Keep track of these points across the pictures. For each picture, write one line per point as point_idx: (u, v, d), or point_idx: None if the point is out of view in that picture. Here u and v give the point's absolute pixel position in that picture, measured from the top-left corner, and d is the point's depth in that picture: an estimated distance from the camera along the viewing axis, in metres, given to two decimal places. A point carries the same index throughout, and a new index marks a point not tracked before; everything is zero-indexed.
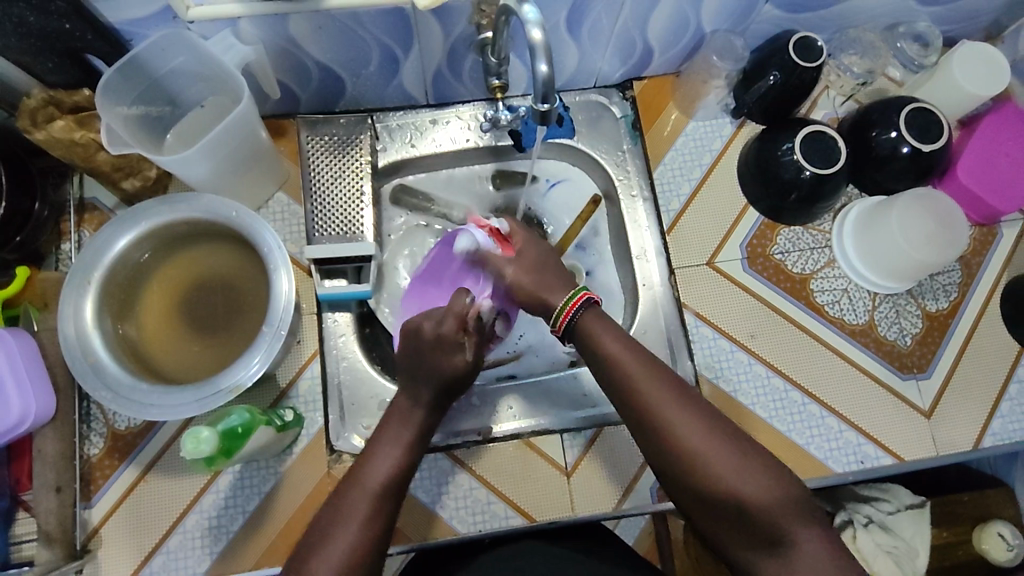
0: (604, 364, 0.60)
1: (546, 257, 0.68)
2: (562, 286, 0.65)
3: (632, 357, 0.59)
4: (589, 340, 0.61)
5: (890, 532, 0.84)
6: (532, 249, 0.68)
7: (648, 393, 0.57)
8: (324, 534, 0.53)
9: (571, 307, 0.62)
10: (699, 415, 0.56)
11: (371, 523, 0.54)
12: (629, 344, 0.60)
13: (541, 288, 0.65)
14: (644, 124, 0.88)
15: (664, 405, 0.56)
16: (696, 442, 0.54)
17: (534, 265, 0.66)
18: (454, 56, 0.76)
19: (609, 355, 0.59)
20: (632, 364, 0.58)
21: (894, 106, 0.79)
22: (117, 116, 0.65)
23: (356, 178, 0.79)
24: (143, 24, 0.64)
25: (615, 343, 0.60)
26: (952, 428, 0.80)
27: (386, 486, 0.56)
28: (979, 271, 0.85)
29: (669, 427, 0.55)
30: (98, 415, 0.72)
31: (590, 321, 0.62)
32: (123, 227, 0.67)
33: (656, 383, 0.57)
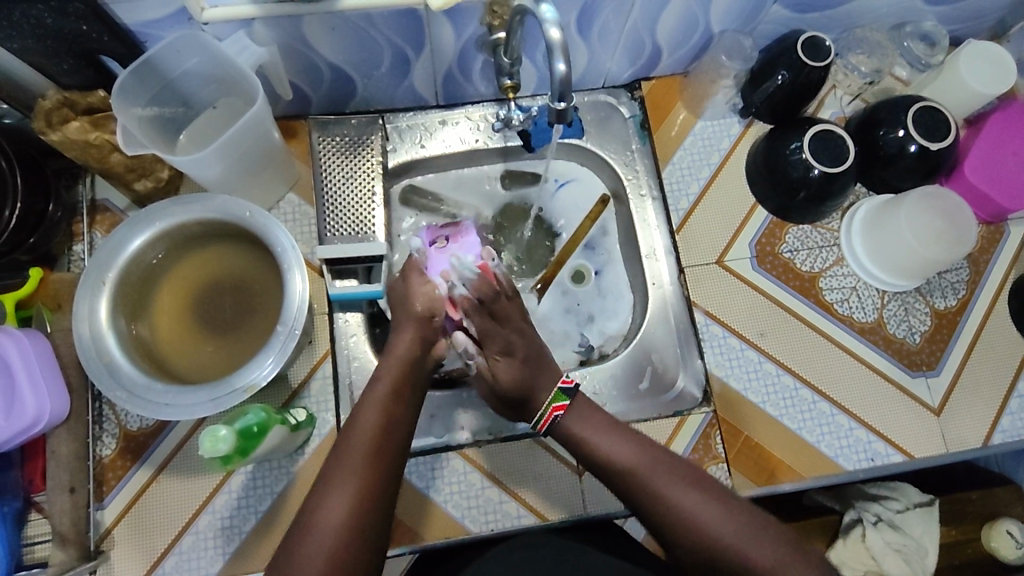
0: (596, 460, 0.64)
1: (517, 378, 0.69)
2: (543, 390, 0.69)
3: (623, 445, 0.64)
4: (577, 440, 0.66)
5: (899, 530, 0.84)
6: (502, 372, 0.69)
7: (643, 476, 0.61)
8: (318, 496, 0.56)
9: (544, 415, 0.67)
10: (694, 486, 0.60)
11: (371, 461, 0.58)
12: (608, 428, 0.66)
13: (524, 401, 0.69)
14: (652, 124, 0.88)
15: (659, 484, 0.60)
16: (696, 514, 0.58)
17: (509, 386, 0.69)
18: (465, 57, 0.76)
19: (600, 449, 0.64)
20: (623, 454, 0.63)
21: (901, 105, 0.80)
22: (131, 117, 0.66)
23: (367, 178, 0.80)
24: (157, 25, 0.65)
25: (603, 436, 0.65)
26: (962, 426, 0.80)
27: (381, 427, 0.60)
28: (986, 269, 0.85)
29: (669, 505, 0.59)
30: (110, 416, 0.72)
31: (574, 419, 0.67)
32: (137, 227, 0.68)
33: (648, 464, 0.62)
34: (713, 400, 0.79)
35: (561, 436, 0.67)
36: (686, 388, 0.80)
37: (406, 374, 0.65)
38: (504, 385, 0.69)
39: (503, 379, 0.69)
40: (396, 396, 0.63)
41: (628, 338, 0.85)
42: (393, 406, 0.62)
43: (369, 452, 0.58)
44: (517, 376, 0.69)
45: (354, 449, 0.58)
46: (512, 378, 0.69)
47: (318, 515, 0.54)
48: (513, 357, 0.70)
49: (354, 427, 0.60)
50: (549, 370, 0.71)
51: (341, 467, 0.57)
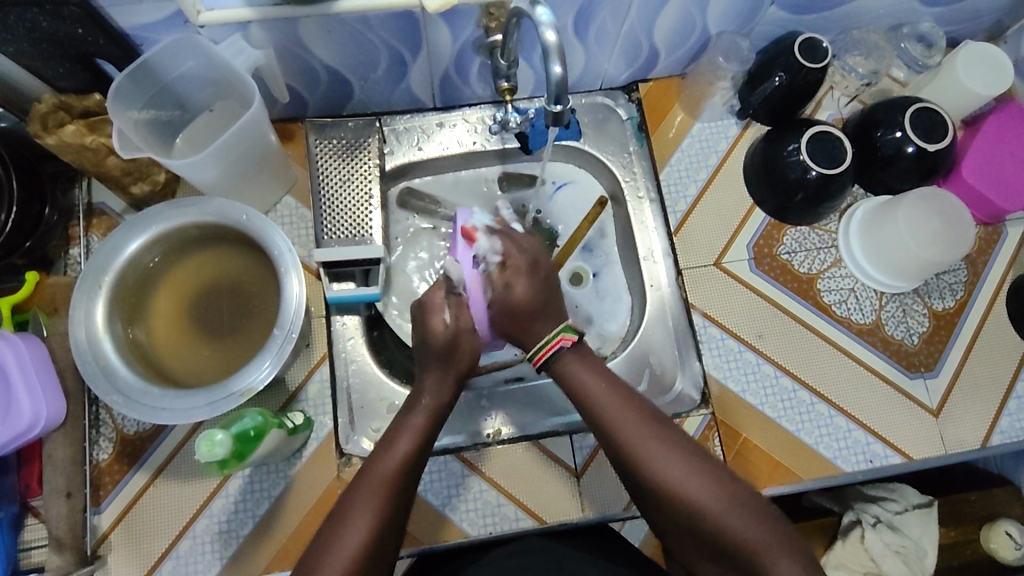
0: (586, 407, 0.60)
1: (533, 293, 0.64)
2: (546, 324, 0.63)
3: (613, 398, 0.59)
4: (568, 382, 0.61)
5: (898, 532, 0.84)
6: (518, 284, 0.64)
7: (628, 436, 0.58)
8: (335, 526, 0.54)
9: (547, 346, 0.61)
10: (681, 453, 0.57)
11: (382, 514, 0.55)
12: (607, 379, 0.60)
13: (528, 327, 0.64)
14: (650, 125, 0.88)
15: (649, 450, 0.57)
16: (678, 481, 0.56)
17: (523, 304, 0.63)
18: (462, 59, 0.76)
19: (591, 396, 0.60)
20: (611, 408, 0.59)
21: (899, 106, 0.80)
22: (127, 121, 0.65)
23: (363, 181, 0.80)
24: (153, 29, 0.64)
25: (595, 385, 0.60)
26: (961, 427, 0.80)
27: (397, 476, 0.57)
28: (985, 269, 0.85)
29: (653, 469, 0.56)
30: (106, 419, 0.72)
31: (569, 361, 0.61)
32: (134, 230, 0.67)
33: (635, 422, 0.58)
34: (711, 402, 0.79)
35: (555, 374, 0.62)
36: (684, 390, 0.80)
37: (435, 419, 0.62)
38: (517, 298, 0.63)
39: (519, 294, 0.64)
40: (421, 443, 0.59)
41: (626, 340, 0.85)
42: (415, 454, 0.58)
43: (389, 481, 0.56)
44: (534, 292, 0.64)
45: (376, 475, 0.57)
46: (529, 297, 0.64)
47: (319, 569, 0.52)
48: (532, 276, 0.65)
49: (367, 473, 0.57)
50: (563, 311, 0.65)
51: (351, 521, 0.54)
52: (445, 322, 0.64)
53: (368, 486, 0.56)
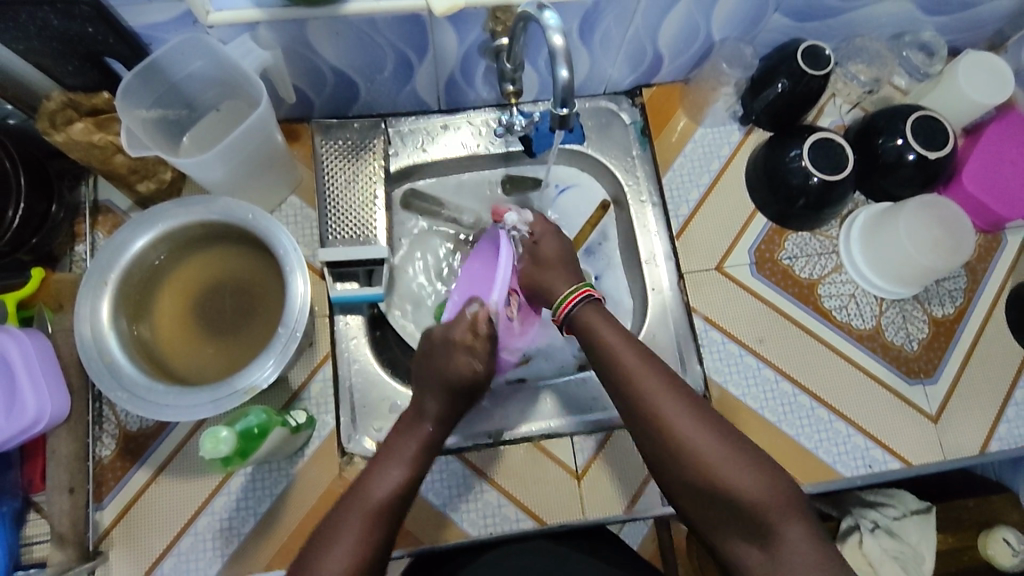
0: (603, 354, 0.64)
1: (558, 250, 0.75)
2: (566, 281, 0.72)
3: (632, 350, 0.63)
4: (588, 332, 0.66)
5: (896, 538, 0.84)
6: (548, 240, 0.75)
7: (644, 383, 0.61)
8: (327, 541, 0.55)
9: (572, 297, 0.68)
10: (692, 406, 0.59)
11: (376, 531, 0.56)
12: (625, 334, 0.65)
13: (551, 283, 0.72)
14: (653, 130, 0.89)
15: (659, 397, 0.60)
16: (687, 427, 0.58)
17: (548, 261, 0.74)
18: (467, 62, 0.76)
19: (610, 350, 0.64)
20: (631, 359, 0.62)
21: (899, 114, 0.80)
22: (135, 119, 0.66)
23: (368, 183, 0.80)
24: (163, 28, 0.65)
25: (615, 337, 0.64)
26: (960, 434, 0.80)
27: (388, 503, 0.58)
28: (984, 277, 0.86)
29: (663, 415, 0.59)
30: (110, 416, 0.73)
31: (590, 315, 0.67)
32: (140, 228, 0.68)
33: (651, 374, 0.61)
34: (712, 406, 0.80)
35: (577, 325, 0.68)
36: None
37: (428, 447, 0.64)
38: (542, 249, 0.75)
39: (545, 248, 0.75)
40: (412, 471, 0.61)
41: None
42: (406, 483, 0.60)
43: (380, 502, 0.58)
44: (556, 249, 0.75)
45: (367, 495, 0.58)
46: (553, 252, 0.75)
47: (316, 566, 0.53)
48: (549, 238, 0.76)
49: (362, 493, 0.58)
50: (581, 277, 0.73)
51: (339, 545, 0.54)
52: (472, 367, 0.66)
53: (355, 511, 0.57)
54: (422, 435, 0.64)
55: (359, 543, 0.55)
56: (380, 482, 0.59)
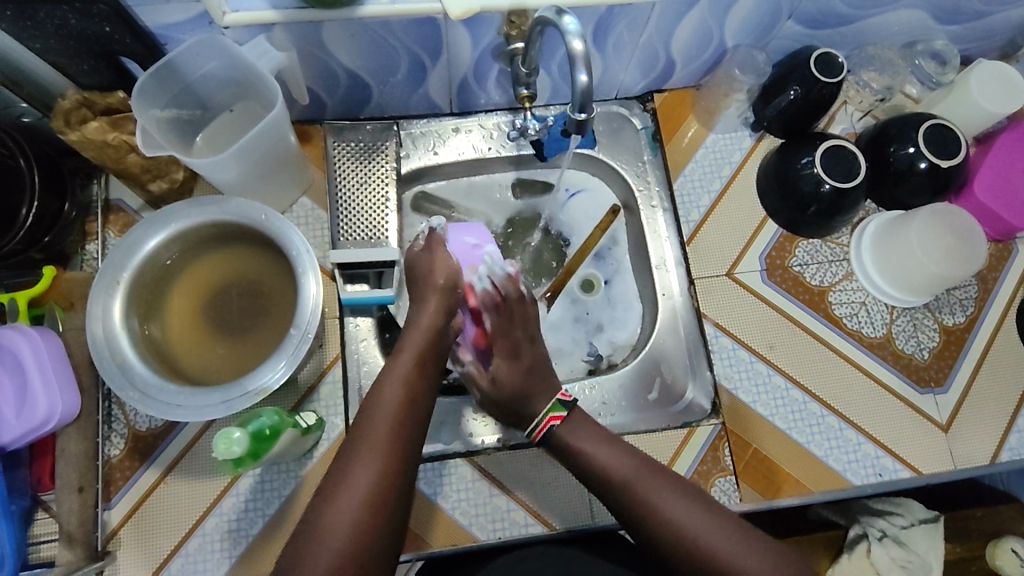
0: (589, 466, 0.65)
1: (517, 375, 0.71)
2: (541, 398, 0.70)
3: (617, 454, 0.64)
4: (568, 446, 0.67)
5: (905, 547, 0.84)
6: (504, 370, 0.72)
7: (636, 486, 0.61)
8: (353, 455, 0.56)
9: (540, 424, 0.68)
10: (688, 501, 0.60)
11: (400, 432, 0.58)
12: (599, 437, 0.66)
13: (522, 407, 0.70)
14: (664, 135, 0.89)
15: (641, 492, 0.61)
16: (687, 522, 0.58)
17: (506, 391, 0.71)
18: (480, 66, 0.76)
19: (587, 457, 0.65)
20: (616, 465, 0.63)
21: (912, 122, 0.80)
22: (151, 119, 0.66)
23: (379, 185, 0.80)
24: (179, 28, 0.65)
25: (596, 446, 0.65)
26: (971, 443, 0.80)
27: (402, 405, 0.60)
28: (995, 286, 0.86)
29: (658, 516, 0.59)
30: (119, 415, 0.72)
31: (565, 428, 0.67)
32: (153, 227, 0.68)
33: (640, 475, 0.62)
34: (722, 412, 0.79)
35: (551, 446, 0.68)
36: (694, 399, 0.81)
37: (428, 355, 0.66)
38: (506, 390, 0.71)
39: (503, 381, 0.71)
40: (403, 416, 0.59)
41: (636, 348, 0.86)
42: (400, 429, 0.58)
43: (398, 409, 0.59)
44: (515, 383, 0.71)
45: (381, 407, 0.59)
46: (513, 377, 0.71)
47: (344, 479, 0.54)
48: (518, 371, 0.71)
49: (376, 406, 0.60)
50: (553, 382, 0.72)
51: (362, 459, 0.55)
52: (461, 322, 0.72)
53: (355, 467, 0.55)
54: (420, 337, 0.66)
55: (369, 497, 0.53)
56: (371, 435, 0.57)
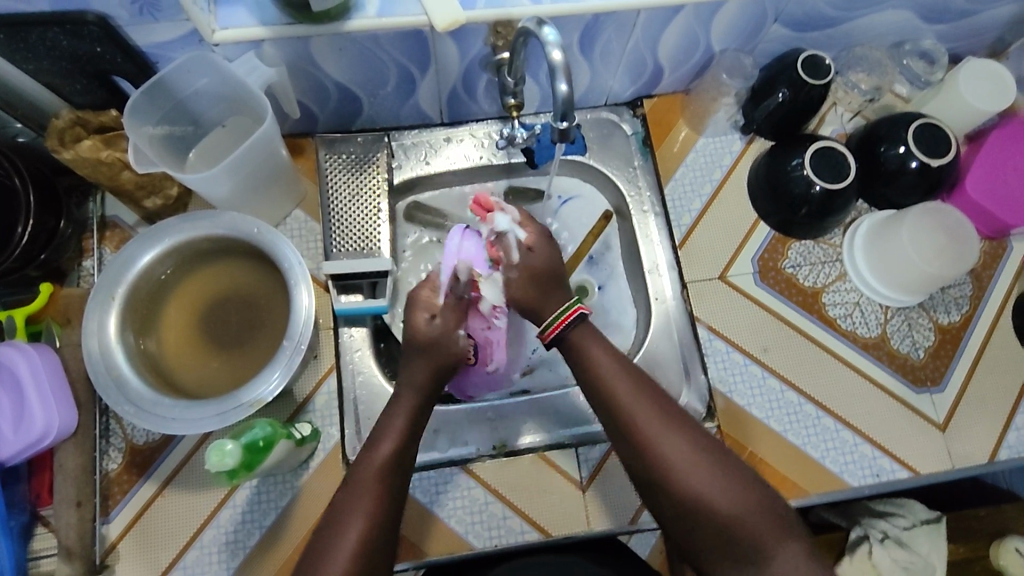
0: (592, 377, 0.63)
1: (547, 264, 0.69)
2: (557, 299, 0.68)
3: (613, 364, 0.63)
4: (579, 357, 0.64)
5: (906, 548, 0.80)
6: (539, 249, 0.70)
7: (642, 417, 0.60)
8: (341, 515, 0.56)
9: (561, 317, 0.66)
10: (676, 423, 0.60)
11: (384, 495, 0.57)
12: (612, 350, 0.64)
13: (536, 294, 0.68)
14: (654, 141, 0.89)
15: (635, 408, 0.60)
16: (677, 453, 0.58)
17: (534, 274, 0.69)
18: (469, 76, 0.77)
19: (594, 366, 0.63)
20: (619, 382, 0.62)
21: (901, 121, 0.81)
22: (143, 136, 0.67)
23: (373, 196, 0.81)
24: (170, 46, 0.66)
25: (603, 360, 0.63)
26: (968, 442, 0.79)
27: (391, 464, 0.59)
28: (990, 283, 0.86)
29: (657, 449, 0.58)
30: (117, 430, 0.73)
31: (580, 332, 0.65)
32: (147, 243, 0.69)
33: (649, 408, 0.60)
34: (717, 416, 0.79)
35: (564, 343, 0.66)
36: (688, 403, 0.80)
37: (419, 409, 0.64)
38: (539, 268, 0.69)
39: (534, 260, 0.69)
40: (390, 472, 0.59)
41: (631, 353, 0.85)
42: (388, 494, 0.57)
43: (384, 468, 0.59)
44: (549, 261, 0.69)
45: (372, 460, 0.59)
46: (539, 266, 0.69)
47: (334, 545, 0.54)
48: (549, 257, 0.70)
49: (362, 466, 0.59)
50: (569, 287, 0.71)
51: (350, 523, 0.55)
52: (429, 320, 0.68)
53: (337, 552, 0.54)
54: (410, 400, 0.65)
55: (359, 546, 0.54)
56: (354, 518, 0.55)
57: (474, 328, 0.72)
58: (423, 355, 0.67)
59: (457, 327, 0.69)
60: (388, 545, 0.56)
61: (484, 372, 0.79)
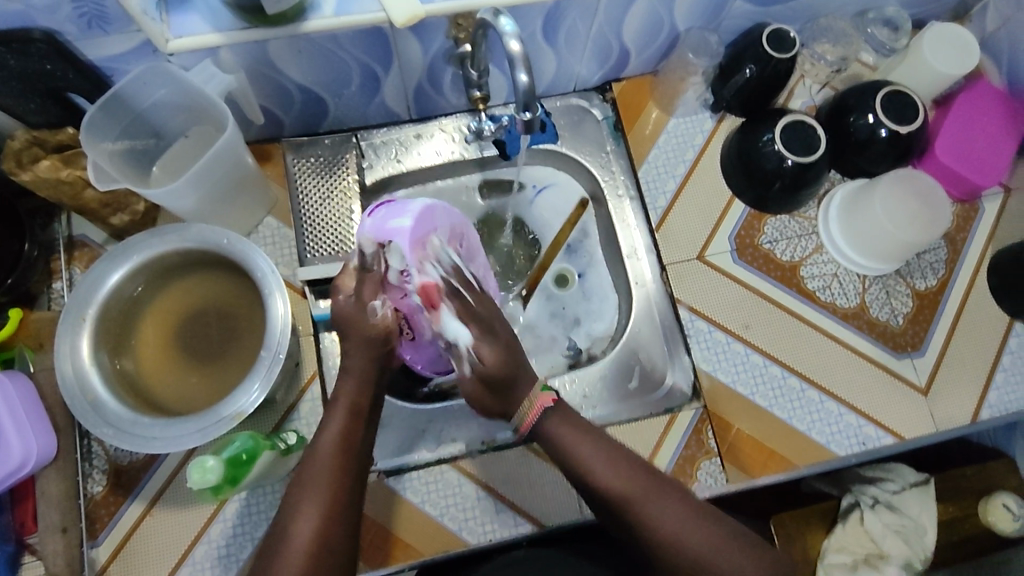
0: (571, 463, 0.62)
1: (498, 355, 0.61)
2: (524, 389, 0.62)
3: (591, 447, 0.61)
4: (556, 445, 0.63)
5: (897, 512, 0.80)
6: (484, 351, 0.61)
7: (633, 496, 0.59)
8: (292, 505, 0.54)
9: (533, 409, 0.62)
10: (668, 497, 0.60)
11: (336, 486, 0.55)
12: (588, 431, 0.63)
13: (506, 397, 0.62)
14: (625, 125, 0.89)
15: (626, 493, 0.59)
16: (676, 528, 0.58)
17: (493, 371, 0.61)
18: (433, 71, 0.76)
19: (575, 455, 0.61)
20: (603, 462, 0.61)
21: (869, 90, 0.81)
22: (101, 153, 0.66)
23: (343, 197, 0.82)
24: (123, 59, 0.65)
25: (583, 447, 0.61)
26: (951, 404, 0.81)
27: (339, 450, 0.57)
28: (965, 245, 0.86)
29: (656, 528, 0.58)
30: (99, 451, 0.72)
31: (551, 418, 0.63)
32: (115, 261, 0.67)
33: (638, 483, 0.60)
34: (703, 395, 0.80)
35: (540, 436, 0.64)
36: (675, 385, 0.80)
37: (364, 386, 0.62)
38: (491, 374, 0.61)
39: (487, 365, 0.61)
40: (341, 459, 0.57)
41: (614, 339, 0.85)
42: (341, 483, 0.56)
43: (333, 456, 0.57)
44: (501, 356, 0.61)
45: (320, 448, 0.57)
46: (496, 364, 0.61)
47: (286, 540, 0.53)
48: (497, 348, 0.62)
49: (312, 454, 0.57)
50: (526, 363, 0.64)
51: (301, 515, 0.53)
52: (347, 299, 0.63)
53: (288, 551, 0.52)
54: (353, 378, 0.62)
55: (313, 537, 0.53)
56: (304, 518, 0.53)
57: (393, 300, 0.63)
58: (356, 334, 0.62)
59: (372, 299, 0.62)
60: (346, 537, 0.55)
61: (423, 344, 0.70)
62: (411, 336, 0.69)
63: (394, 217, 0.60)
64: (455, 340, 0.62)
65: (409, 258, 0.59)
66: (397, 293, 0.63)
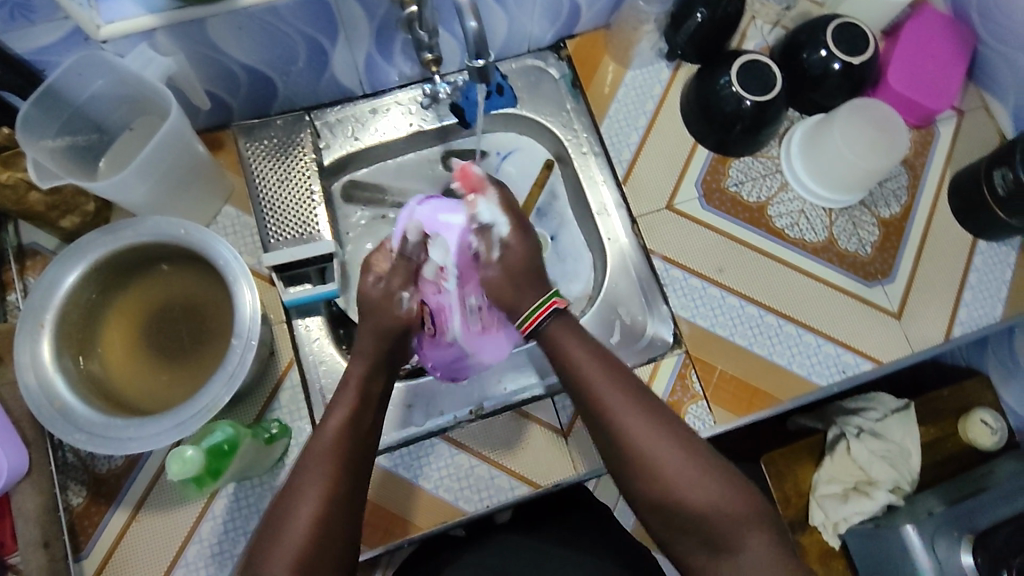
0: (566, 368, 0.62)
1: (525, 254, 0.70)
2: (535, 295, 0.68)
3: (588, 359, 0.61)
4: (555, 347, 0.64)
5: (881, 438, 0.80)
6: (514, 245, 0.71)
7: (614, 407, 0.59)
8: (294, 493, 0.54)
9: (535, 316, 0.65)
10: (653, 417, 0.58)
11: (338, 474, 0.55)
12: (591, 346, 0.62)
13: (515, 301, 0.68)
14: (583, 81, 0.88)
15: (612, 407, 0.59)
16: (652, 448, 0.57)
17: (517, 261, 0.70)
18: (382, 39, 0.74)
19: (573, 362, 0.62)
20: (595, 372, 0.61)
21: (819, 25, 0.81)
22: (41, 150, 0.63)
23: (302, 178, 0.78)
24: (53, 50, 0.62)
25: (584, 359, 0.61)
26: (924, 325, 0.82)
27: (340, 439, 0.57)
28: (924, 170, 0.88)
29: (632, 445, 0.57)
30: (76, 462, 0.70)
31: (555, 326, 0.64)
32: (68, 263, 0.65)
33: (624, 398, 0.59)
34: (684, 342, 0.80)
35: (542, 338, 0.65)
36: (655, 334, 0.81)
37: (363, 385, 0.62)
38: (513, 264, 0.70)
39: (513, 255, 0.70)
40: (341, 446, 0.56)
41: (592, 297, 0.85)
42: (342, 471, 0.55)
43: (334, 444, 0.56)
44: (527, 252, 0.70)
45: (323, 437, 0.57)
46: (522, 259, 0.70)
47: (284, 527, 0.52)
48: (523, 247, 0.71)
49: (314, 444, 0.57)
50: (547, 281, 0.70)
51: (302, 503, 0.53)
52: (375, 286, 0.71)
53: (288, 536, 0.51)
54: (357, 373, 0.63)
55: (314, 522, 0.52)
56: (304, 503, 0.53)
57: (424, 293, 0.74)
58: (373, 321, 0.68)
59: (401, 290, 0.71)
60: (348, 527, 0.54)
61: (444, 343, 0.77)
62: (431, 333, 0.76)
63: (444, 212, 0.75)
64: (493, 225, 0.72)
65: (450, 249, 0.74)
66: (429, 282, 0.75)
